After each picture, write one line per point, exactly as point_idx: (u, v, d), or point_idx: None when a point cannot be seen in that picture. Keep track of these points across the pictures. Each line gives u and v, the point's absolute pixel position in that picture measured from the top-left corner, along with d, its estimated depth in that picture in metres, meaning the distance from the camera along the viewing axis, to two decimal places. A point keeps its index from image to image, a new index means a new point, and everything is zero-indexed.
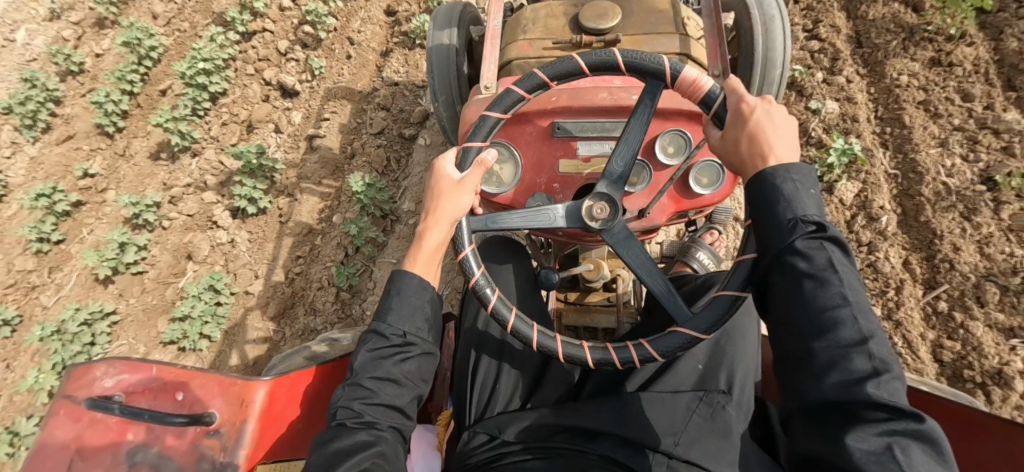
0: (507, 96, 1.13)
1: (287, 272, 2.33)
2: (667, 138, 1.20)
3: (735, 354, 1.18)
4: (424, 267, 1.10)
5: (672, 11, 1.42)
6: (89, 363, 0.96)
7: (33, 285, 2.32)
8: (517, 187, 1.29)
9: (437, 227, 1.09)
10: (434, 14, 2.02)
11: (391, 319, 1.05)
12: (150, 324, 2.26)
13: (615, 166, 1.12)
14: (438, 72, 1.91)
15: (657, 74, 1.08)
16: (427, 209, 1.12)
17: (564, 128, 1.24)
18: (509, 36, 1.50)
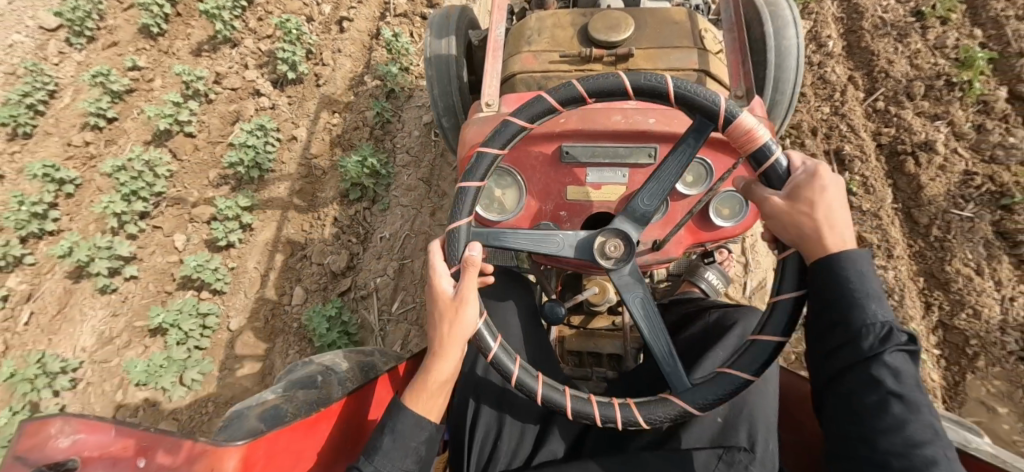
0: (506, 130, 1.01)
1: (326, 122, 2.40)
2: (687, 166, 1.09)
3: (759, 401, 1.04)
4: (424, 404, 1.00)
5: (690, 24, 1.31)
6: (44, 418, 0.87)
7: (92, 155, 2.32)
8: (521, 214, 1.19)
9: (443, 363, 0.98)
10: (431, 19, 1.91)
11: (379, 461, 0.96)
12: (203, 174, 2.30)
13: (642, 204, 1.01)
14: (436, 87, 1.81)
15: (709, 113, 0.94)
16: (433, 342, 1.00)
17: (572, 154, 1.12)
18: (513, 47, 1.39)
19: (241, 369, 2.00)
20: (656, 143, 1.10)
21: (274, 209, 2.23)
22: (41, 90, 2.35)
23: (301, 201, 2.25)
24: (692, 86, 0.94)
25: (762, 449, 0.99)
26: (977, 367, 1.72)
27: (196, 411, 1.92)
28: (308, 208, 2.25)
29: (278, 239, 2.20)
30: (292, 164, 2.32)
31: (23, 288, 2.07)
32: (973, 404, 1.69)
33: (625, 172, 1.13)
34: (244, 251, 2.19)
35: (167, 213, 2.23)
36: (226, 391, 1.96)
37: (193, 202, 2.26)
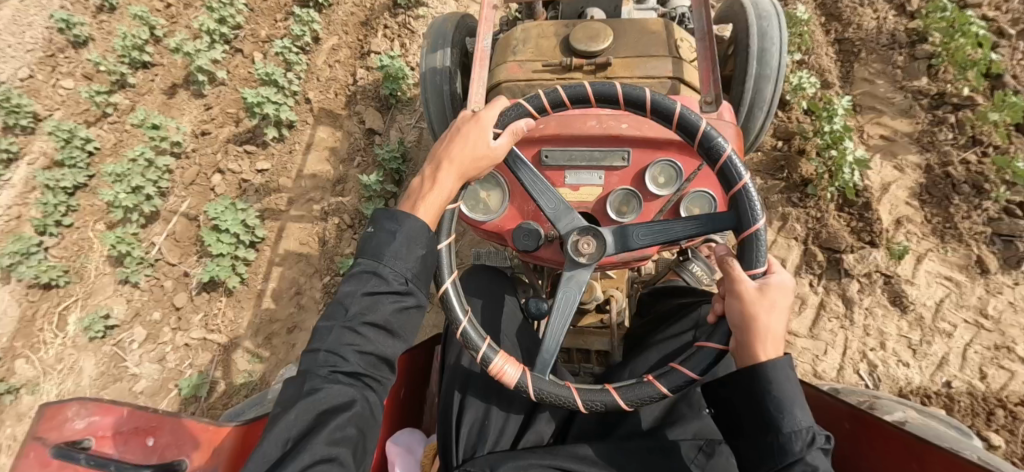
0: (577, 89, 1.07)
1: None
2: (657, 168, 1.18)
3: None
4: (427, 209, 0.99)
5: (666, 32, 1.38)
6: (62, 403, 0.94)
7: (174, 14, 2.61)
8: (505, 215, 1.27)
9: (445, 175, 1.02)
10: (428, 31, 1.98)
11: (390, 262, 0.93)
12: (271, 15, 2.65)
13: (637, 240, 1.08)
14: (428, 92, 1.89)
15: (733, 184, 1.00)
16: (433, 155, 1.04)
17: (552, 157, 1.20)
18: (499, 58, 1.46)
19: (317, 127, 2.45)
20: (630, 147, 1.19)
21: (335, 25, 2.63)
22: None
23: (358, 19, 2.64)
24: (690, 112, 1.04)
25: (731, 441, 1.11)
26: (861, 58, 2.22)
27: (283, 150, 2.40)
28: (363, 23, 2.64)
29: (340, 45, 2.60)
30: None
31: (128, 103, 2.42)
32: (859, 83, 2.20)
33: (601, 174, 1.20)
34: (312, 53, 2.58)
35: (246, 42, 2.58)
36: (309, 136, 2.43)
37: (265, 33, 2.61)
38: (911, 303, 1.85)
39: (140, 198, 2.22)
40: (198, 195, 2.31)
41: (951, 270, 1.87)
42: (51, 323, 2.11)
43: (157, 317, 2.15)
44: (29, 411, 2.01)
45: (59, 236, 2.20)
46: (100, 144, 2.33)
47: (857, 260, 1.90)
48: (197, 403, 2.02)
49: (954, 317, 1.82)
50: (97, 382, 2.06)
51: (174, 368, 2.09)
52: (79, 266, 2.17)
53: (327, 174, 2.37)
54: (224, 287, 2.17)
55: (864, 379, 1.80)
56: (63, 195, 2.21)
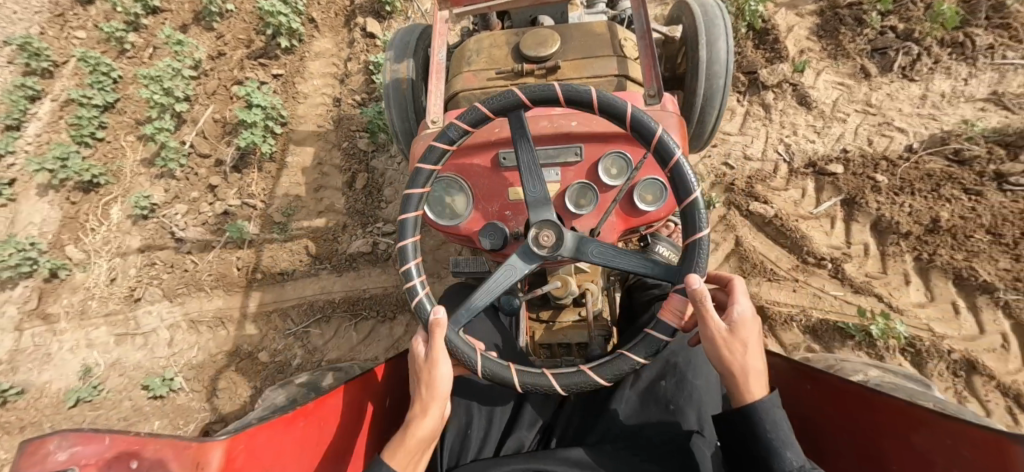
0: (461, 117, 1.16)
1: None
2: (609, 160, 1.24)
3: (705, 390, 1.19)
4: (403, 456, 1.05)
5: (610, 34, 1.46)
6: (42, 438, 0.96)
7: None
8: (471, 217, 1.30)
9: (427, 416, 1.08)
10: (389, 44, 2.02)
11: None
12: None
13: None
14: (392, 97, 1.93)
15: (679, 175, 1.08)
16: (416, 401, 1.10)
17: (509, 158, 1.26)
18: (455, 69, 1.52)
19: (321, 39, 2.81)
20: (580, 143, 1.25)
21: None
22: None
23: None
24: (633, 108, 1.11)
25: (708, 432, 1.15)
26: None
27: (293, 60, 2.73)
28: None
29: None
30: None
31: (143, 40, 2.78)
32: None
33: (558, 171, 1.26)
34: None
35: None
36: (316, 47, 2.79)
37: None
38: (815, 103, 2.21)
39: (172, 99, 2.55)
40: (222, 102, 2.62)
41: (841, 78, 2.24)
42: (97, 214, 2.42)
43: (196, 195, 2.44)
44: (83, 285, 2.31)
45: (93, 147, 2.55)
46: (122, 73, 2.68)
47: (768, 73, 2.29)
48: (239, 250, 2.30)
49: (846, 109, 2.17)
50: (144, 256, 2.34)
51: (215, 229, 2.35)
52: (116, 169, 2.50)
53: (334, 73, 2.72)
54: (256, 158, 2.48)
55: (780, 156, 2.16)
56: (94, 111, 2.56)
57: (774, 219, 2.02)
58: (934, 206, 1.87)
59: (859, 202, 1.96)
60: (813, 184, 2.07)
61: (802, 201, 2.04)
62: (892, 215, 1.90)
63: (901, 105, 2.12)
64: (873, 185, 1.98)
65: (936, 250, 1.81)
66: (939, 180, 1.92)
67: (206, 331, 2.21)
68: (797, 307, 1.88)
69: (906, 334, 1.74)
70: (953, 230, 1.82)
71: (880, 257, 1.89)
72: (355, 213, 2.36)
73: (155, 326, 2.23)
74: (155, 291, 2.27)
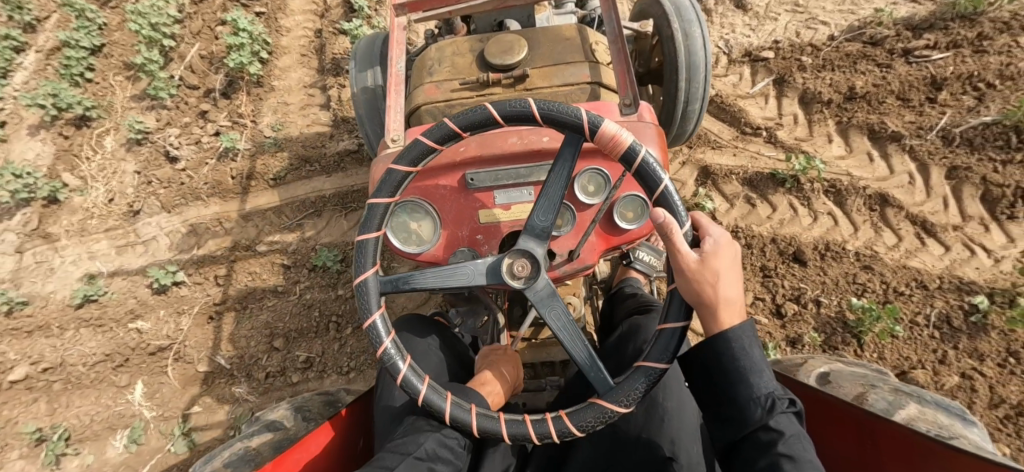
0: (366, 249, 1.07)
1: None
2: (586, 177, 1.16)
3: (675, 412, 1.13)
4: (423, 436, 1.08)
5: (580, 38, 1.37)
6: None
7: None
8: (440, 243, 1.20)
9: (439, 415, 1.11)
10: (353, 54, 1.89)
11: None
12: None
13: (538, 220, 1.06)
14: (365, 119, 1.82)
15: (576, 128, 1.02)
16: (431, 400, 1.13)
17: (477, 180, 1.17)
18: (415, 80, 1.41)
19: None
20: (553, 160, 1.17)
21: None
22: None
23: None
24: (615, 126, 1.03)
25: (686, 457, 1.09)
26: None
27: None
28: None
29: None
30: None
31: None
32: None
33: (530, 191, 1.18)
34: None
35: None
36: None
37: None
38: (750, 6, 2.48)
39: (160, 35, 2.50)
40: (206, 40, 2.57)
41: None
42: (90, 141, 2.40)
43: (188, 120, 2.46)
44: (82, 207, 2.30)
45: (83, 87, 2.47)
46: (108, 20, 2.57)
47: None
48: (233, 162, 2.36)
49: (778, 10, 2.44)
50: (141, 176, 2.35)
51: (210, 147, 2.39)
52: (108, 104, 2.45)
53: (315, 9, 2.74)
54: (245, 84, 2.51)
55: (720, 49, 2.40)
56: (84, 52, 2.47)
57: (715, 97, 2.24)
58: (852, 77, 2.13)
59: (787, 79, 2.21)
60: (748, 70, 2.31)
61: (740, 84, 2.28)
62: (816, 88, 2.15)
63: (824, 5, 2.40)
64: (799, 66, 2.23)
65: (853, 114, 2.07)
66: (856, 59, 2.17)
67: (207, 233, 2.25)
68: (737, 164, 2.08)
69: (824, 175, 1.99)
70: (868, 96, 2.08)
71: (807, 124, 2.12)
72: (340, 122, 2.44)
73: (156, 235, 2.26)
74: (153, 204, 2.30)
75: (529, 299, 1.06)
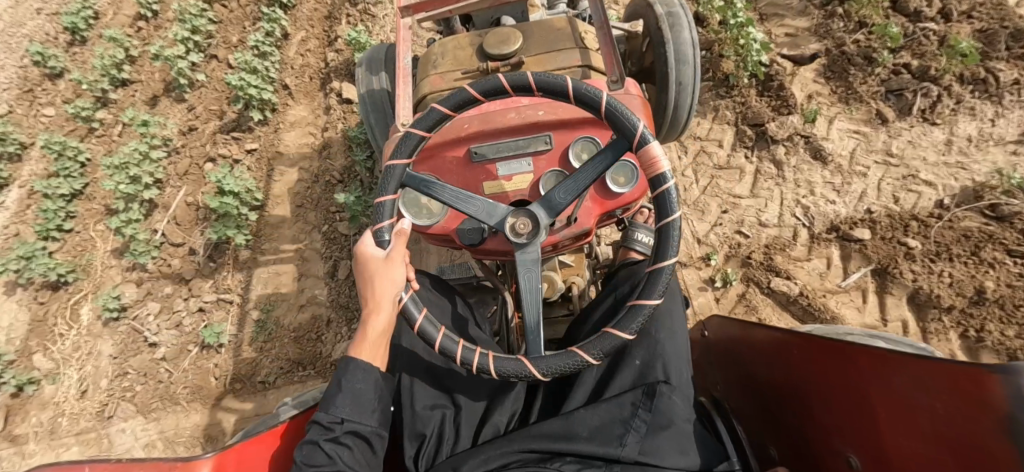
0: (393, 173, 1.22)
1: None
2: (579, 146, 1.25)
3: (668, 341, 1.14)
4: (370, 352, 1.16)
5: (571, 28, 1.49)
6: None
7: (145, 36, 2.77)
8: (448, 215, 1.33)
9: (380, 313, 1.15)
10: (359, 62, 2.04)
11: (332, 407, 1.12)
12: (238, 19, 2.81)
13: (559, 197, 1.16)
14: (374, 122, 1.95)
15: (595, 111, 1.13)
16: (366, 299, 1.16)
17: (480, 153, 1.27)
18: (421, 73, 1.54)
19: (296, 107, 2.62)
20: (549, 132, 1.27)
21: (301, 22, 2.79)
22: (87, 8, 2.80)
23: (322, 13, 2.81)
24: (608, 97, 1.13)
25: (676, 380, 1.11)
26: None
27: (268, 131, 2.56)
28: (326, 17, 2.80)
29: (308, 36, 2.76)
30: None
31: (111, 117, 2.61)
32: None
33: (529, 161, 1.27)
34: (284, 45, 2.75)
35: (219, 45, 2.72)
36: (291, 115, 2.61)
37: (236, 39, 2.75)
38: (831, 156, 2.06)
39: (138, 186, 2.36)
40: (193, 183, 2.44)
41: (857, 126, 2.09)
42: (65, 316, 2.28)
43: (169, 291, 2.28)
44: (53, 400, 2.17)
45: (61, 240, 2.39)
46: (91, 155, 2.53)
47: (778, 126, 2.13)
48: (217, 355, 2.19)
49: (866, 161, 2.03)
50: (116, 362, 2.20)
51: (192, 330, 2.23)
52: (86, 264, 2.35)
53: (313, 144, 2.53)
54: (231, 249, 2.32)
55: (798, 220, 2.00)
56: (61, 201, 2.41)
57: (801, 296, 1.87)
58: (977, 275, 1.73)
59: (892, 273, 1.82)
60: (838, 252, 1.92)
61: (829, 273, 1.90)
62: (932, 287, 1.75)
63: (925, 153, 1.98)
64: (905, 253, 1.83)
65: (985, 326, 1.67)
66: (979, 241, 1.77)
67: (182, 452, 2.03)
68: None
69: None
70: (1002, 300, 1.68)
71: (921, 336, 1.74)
72: (339, 308, 2.19)
73: (129, 446, 2.06)
74: (127, 407, 2.13)
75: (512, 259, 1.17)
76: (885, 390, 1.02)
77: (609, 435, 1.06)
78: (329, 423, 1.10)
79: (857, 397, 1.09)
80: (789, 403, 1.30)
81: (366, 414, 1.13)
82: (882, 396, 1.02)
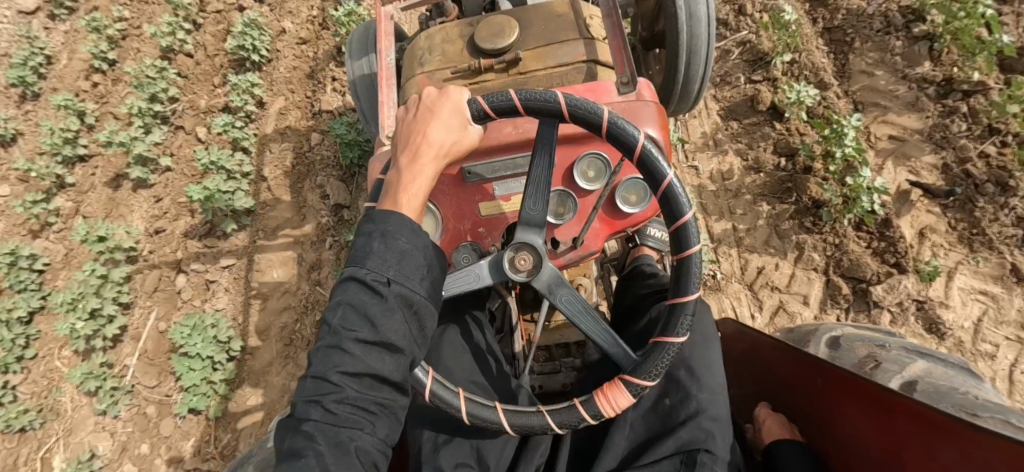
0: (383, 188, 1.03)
1: (307, 15, 2.57)
2: (585, 162, 1.12)
3: (708, 404, 1.08)
4: (409, 203, 0.96)
5: (574, 14, 1.31)
6: None
7: (102, 93, 2.39)
8: (443, 239, 1.18)
9: (422, 168, 0.98)
10: (349, 43, 1.83)
11: (371, 264, 0.90)
12: (207, 80, 2.46)
13: (532, 211, 1.02)
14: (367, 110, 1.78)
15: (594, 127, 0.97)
16: (406, 147, 1.01)
17: (474, 173, 1.14)
18: (407, 71, 1.38)
19: (277, 209, 2.28)
20: None
21: (278, 85, 2.46)
22: (38, 55, 2.40)
23: (301, 74, 2.48)
24: (624, 122, 0.98)
25: (719, 450, 1.03)
26: (855, 49, 2.15)
27: (246, 239, 2.23)
28: (308, 76, 2.48)
29: (288, 106, 2.43)
30: (287, 49, 2.51)
31: (70, 205, 2.24)
32: (858, 76, 2.13)
33: None
34: (259, 121, 2.41)
35: (186, 115, 2.39)
36: (273, 219, 2.27)
37: (205, 102, 2.42)
38: (947, 330, 1.79)
39: (101, 321, 2.06)
40: (164, 303, 2.14)
41: (984, 283, 1.82)
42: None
43: (146, 450, 1.95)
44: None
45: (23, 371, 2.05)
46: (50, 259, 2.17)
47: (887, 291, 1.82)
48: None
49: (995, 336, 1.77)
50: None
51: None
52: (53, 403, 2.00)
53: (297, 262, 2.20)
54: (204, 422, 1.98)
55: None
56: (18, 326, 2.06)
57: None
58: None
59: None
60: None
61: None
62: None
63: None
64: None
65: None
66: None
67: None
68: None
69: None
70: None
71: None
72: None
73: None
74: None
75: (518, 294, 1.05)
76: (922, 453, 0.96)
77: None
78: (373, 284, 0.89)
79: (901, 462, 1.00)
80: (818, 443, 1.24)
81: (376, 323, 0.88)
82: (919, 460, 0.96)
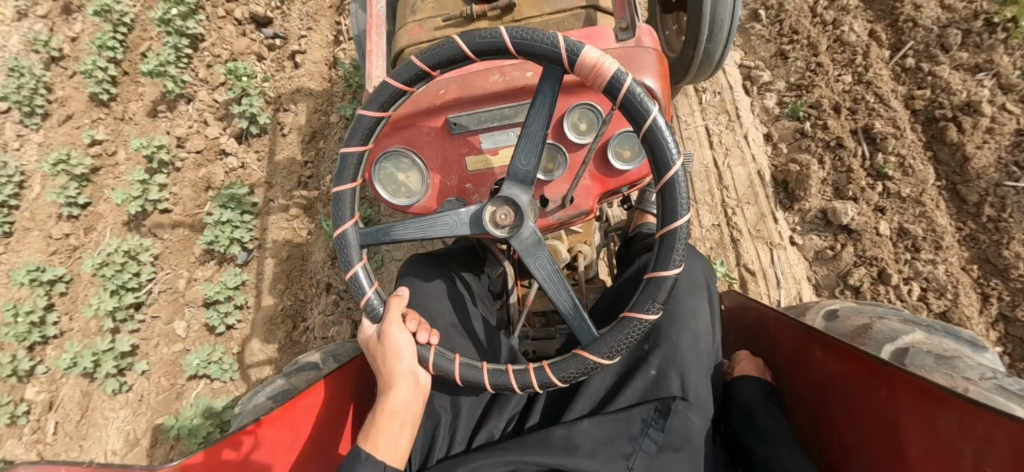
0: (360, 125, 1.01)
1: (299, 176, 2.30)
2: (575, 114, 1.06)
3: (689, 349, 1.08)
4: (384, 438, 1.01)
5: None
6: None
7: (75, 245, 2.23)
8: (430, 193, 1.13)
9: (397, 390, 1.03)
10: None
11: None
12: (187, 252, 2.23)
13: (521, 165, 0.97)
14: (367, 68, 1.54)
15: (553, 59, 0.91)
16: (381, 377, 1.05)
17: (459, 124, 1.08)
18: (398, 19, 1.32)
19: None
20: None
21: (268, 283, 2.18)
22: (8, 184, 2.27)
23: (294, 270, 2.20)
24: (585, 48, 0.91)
25: (695, 395, 1.04)
26: None
27: None
28: (301, 270, 2.19)
29: (278, 316, 2.13)
30: (277, 228, 2.23)
31: (40, 400, 2.06)
32: None
33: (517, 132, 1.08)
34: (245, 330, 2.14)
35: (161, 300, 2.18)
36: None
37: (184, 284, 2.19)
38: None
39: None
40: None
41: None
42: None
43: None
44: None
45: None
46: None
47: None
48: None
49: None
50: None
51: None
52: None
53: None
54: None
55: None
56: None
57: None
58: None
59: None
60: None
61: None
62: None
63: None
64: None
65: None
66: None
67: None
68: None
69: None
70: None
71: None
72: None
73: None
74: None
75: (514, 248, 1.00)
76: (924, 429, 0.91)
77: (611, 453, 1.02)
78: None
79: (897, 436, 0.96)
80: (800, 397, 1.20)
81: None
82: (920, 437, 0.92)
